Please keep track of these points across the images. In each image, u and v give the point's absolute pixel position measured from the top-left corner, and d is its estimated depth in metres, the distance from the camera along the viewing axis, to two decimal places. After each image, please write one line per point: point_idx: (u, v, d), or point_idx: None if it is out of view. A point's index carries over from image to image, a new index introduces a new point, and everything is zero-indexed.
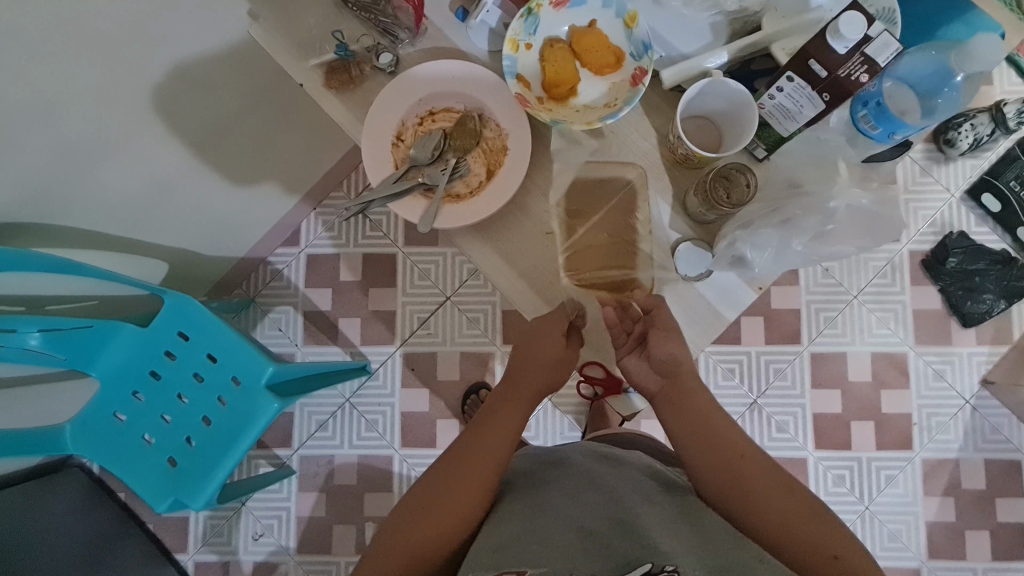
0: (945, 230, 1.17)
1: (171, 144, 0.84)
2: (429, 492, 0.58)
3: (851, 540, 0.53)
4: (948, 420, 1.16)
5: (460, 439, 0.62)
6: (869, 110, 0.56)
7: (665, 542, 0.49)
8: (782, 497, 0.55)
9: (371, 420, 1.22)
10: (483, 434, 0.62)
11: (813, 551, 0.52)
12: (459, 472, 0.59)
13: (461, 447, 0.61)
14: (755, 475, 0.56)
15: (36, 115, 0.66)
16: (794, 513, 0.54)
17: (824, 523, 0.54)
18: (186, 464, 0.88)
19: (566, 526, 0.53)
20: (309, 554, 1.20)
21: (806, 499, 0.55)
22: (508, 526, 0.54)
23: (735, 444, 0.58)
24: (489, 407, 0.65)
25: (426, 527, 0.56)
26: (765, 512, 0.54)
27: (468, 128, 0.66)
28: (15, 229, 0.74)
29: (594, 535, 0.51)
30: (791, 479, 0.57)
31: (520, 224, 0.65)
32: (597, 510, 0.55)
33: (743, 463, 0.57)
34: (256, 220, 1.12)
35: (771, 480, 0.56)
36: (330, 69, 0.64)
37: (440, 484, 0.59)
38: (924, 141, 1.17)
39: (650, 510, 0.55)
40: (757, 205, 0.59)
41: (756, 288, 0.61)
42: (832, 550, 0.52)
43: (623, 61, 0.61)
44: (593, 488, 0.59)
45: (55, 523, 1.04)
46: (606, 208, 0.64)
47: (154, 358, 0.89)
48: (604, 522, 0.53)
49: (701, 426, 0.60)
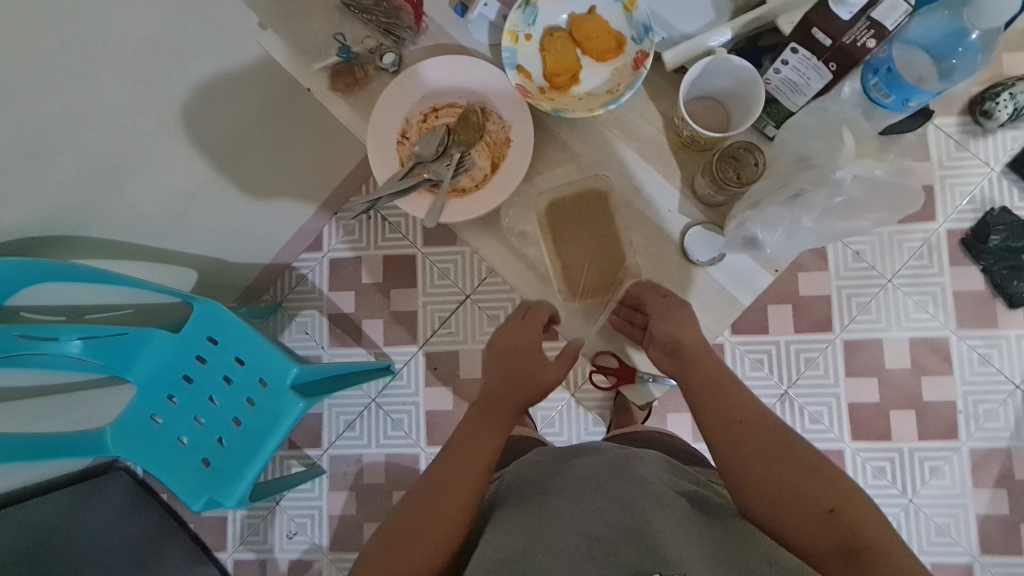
0: (986, 206, 1.11)
1: (193, 155, 0.86)
2: (399, 536, 0.54)
3: (850, 493, 0.50)
4: (997, 408, 1.10)
5: (428, 476, 0.59)
6: (880, 77, 0.54)
7: (673, 549, 0.48)
8: (778, 457, 0.53)
9: (397, 419, 1.23)
10: (456, 468, 0.59)
11: (809, 506, 0.50)
12: (434, 510, 0.56)
13: (432, 484, 0.58)
14: (749, 436, 0.55)
15: (61, 134, 0.69)
16: (790, 471, 0.52)
17: (822, 477, 0.51)
18: (219, 463, 0.92)
19: (572, 533, 0.51)
20: (341, 552, 1.22)
21: (805, 456, 0.53)
22: (516, 536, 0.53)
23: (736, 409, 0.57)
24: (456, 438, 0.62)
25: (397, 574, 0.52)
26: (758, 470, 0.53)
27: (471, 122, 0.66)
28: (49, 242, 0.78)
29: (600, 542, 0.50)
30: (791, 436, 0.55)
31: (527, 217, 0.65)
32: (602, 516, 0.52)
33: (739, 423, 0.56)
34: (280, 227, 1.16)
35: (767, 438, 0.54)
36: (335, 72, 0.65)
37: (411, 527, 0.55)
38: (959, 113, 1.11)
39: (659, 513, 0.52)
40: (766, 183, 0.57)
41: (772, 270, 0.60)
42: (827, 503, 0.50)
43: (625, 46, 0.61)
44: (600, 491, 0.56)
45: (103, 524, 1.09)
46: (585, 219, 0.65)
47: (186, 362, 0.92)
48: (612, 530, 0.51)
49: (706, 390, 0.60)
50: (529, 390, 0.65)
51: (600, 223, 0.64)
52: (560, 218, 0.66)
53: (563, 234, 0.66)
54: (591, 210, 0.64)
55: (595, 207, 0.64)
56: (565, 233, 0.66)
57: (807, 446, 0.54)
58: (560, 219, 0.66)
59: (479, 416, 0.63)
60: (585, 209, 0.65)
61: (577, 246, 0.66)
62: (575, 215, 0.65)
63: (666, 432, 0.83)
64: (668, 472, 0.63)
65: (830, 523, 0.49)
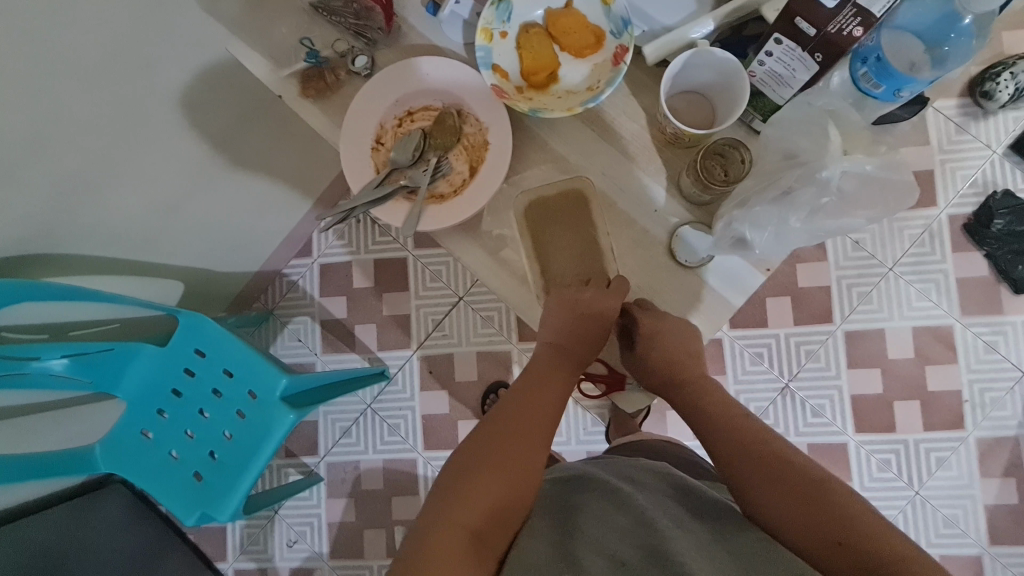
0: (988, 189, 1.08)
1: (170, 165, 0.84)
2: (484, 462, 0.54)
3: (860, 516, 0.47)
4: (1004, 396, 1.08)
5: (494, 418, 0.59)
6: (869, 66, 0.51)
7: (699, 568, 0.45)
8: (784, 481, 0.51)
9: (393, 424, 1.22)
10: (528, 404, 0.61)
11: (815, 541, 0.48)
12: (509, 448, 0.56)
13: (507, 418, 0.59)
14: (744, 467, 0.54)
15: (32, 152, 0.67)
16: (792, 499, 0.50)
17: (824, 507, 0.49)
18: (212, 478, 0.91)
19: (594, 552, 0.48)
20: (342, 559, 1.21)
21: (804, 481, 0.51)
22: (542, 547, 0.51)
23: (748, 431, 0.57)
24: (524, 381, 0.64)
25: (487, 499, 0.51)
26: (760, 505, 0.51)
27: (447, 124, 0.64)
28: (27, 262, 0.76)
29: (626, 566, 0.46)
30: (789, 460, 0.53)
31: (507, 223, 0.63)
32: (626, 537, 0.50)
33: (737, 454, 0.55)
34: (267, 233, 1.14)
35: (763, 467, 0.53)
36: (305, 77, 0.63)
37: (492, 454, 0.55)
38: (958, 95, 1.08)
39: (683, 535, 0.50)
40: (752, 181, 0.54)
41: (764, 270, 0.59)
42: (835, 535, 0.47)
43: (604, 40, 0.58)
44: (620, 509, 0.54)
45: (102, 539, 1.08)
46: (563, 220, 0.61)
47: (173, 376, 0.90)
48: (638, 552, 0.48)
49: (710, 415, 0.60)
50: (590, 353, 0.66)
51: (579, 222, 0.61)
52: (539, 220, 0.63)
53: (541, 237, 0.63)
54: (571, 210, 0.61)
55: (576, 208, 0.61)
56: (547, 236, 0.63)
57: (807, 466, 0.52)
58: (540, 224, 0.63)
59: (548, 367, 0.64)
60: (565, 212, 0.61)
61: (555, 246, 0.64)
62: (555, 217, 0.62)
63: (676, 443, 0.80)
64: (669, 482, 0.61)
65: (841, 558, 0.46)
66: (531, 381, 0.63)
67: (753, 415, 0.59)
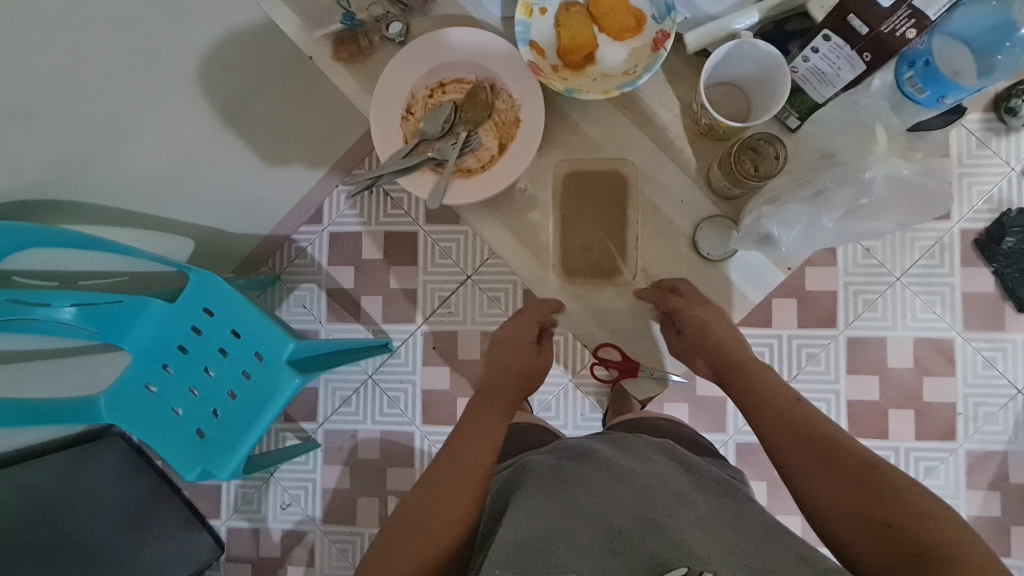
0: (1003, 207, 1.08)
1: (189, 120, 0.83)
2: (432, 488, 0.57)
3: (915, 501, 0.46)
4: (998, 411, 1.09)
5: (452, 442, 0.62)
6: (916, 70, 0.55)
7: (700, 545, 0.45)
8: (834, 467, 0.51)
9: (393, 396, 1.23)
10: (476, 424, 0.64)
11: (862, 521, 0.47)
12: (453, 472, 0.58)
13: (456, 441, 0.62)
14: (795, 448, 0.54)
15: (54, 95, 0.65)
16: (840, 485, 0.50)
17: (876, 491, 0.48)
18: (213, 436, 0.91)
19: (593, 526, 0.50)
20: (334, 524, 1.23)
21: (856, 462, 0.50)
22: (536, 517, 0.52)
23: (802, 417, 0.56)
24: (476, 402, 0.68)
25: (432, 531, 0.54)
26: (809, 483, 0.51)
27: (479, 99, 0.65)
28: (41, 207, 0.75)
29: (623, 535, 0.48)
30: (841, 441, 0.52)
31: (529, 213, 0.66)
32: (626, 508, 0.51)
33: (789, 436, 0.55)
34: (281, 197, 1.13)
35: (813, 451, 0.53)
36: (339, 40, 0.62)
37: (441, 479, 0.57)
38: (983, 109, 1.07)
39: (682, 507, 0.51)
40: (785, 179, 0.58)
41: (785, 268, 0.63)
42: (883, 517, 0.46)
43: (644, 25, 0.58)
44: (621, 483, 0.55)
45: (99, 489, 1.09)
46: (598, 196, 0.67)
47: (181, 333, 0.90)
48: (634, 520, 0.49)
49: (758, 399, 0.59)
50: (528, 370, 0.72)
51: (611, 205, 0.67)
52: (575, 194, 0.69)
53: (574, 216, 0.70)
54: (607, 187, 0.66)
55: (614, 189, 0.66)
56: (573, 210, 0.70)
57: (861, 449, 0.51)
58: (571, 191, 0.68)
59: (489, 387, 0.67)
60: (603, 184, 0.66)
61: (584, 228, 0.70)
62: (594, 189, 0.67)
63: (676, 420, 0.80)
64: (673, 457, 0.62)
65: (888, 539, 0.46)
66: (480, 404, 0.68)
67: (804, 398, 0.58)
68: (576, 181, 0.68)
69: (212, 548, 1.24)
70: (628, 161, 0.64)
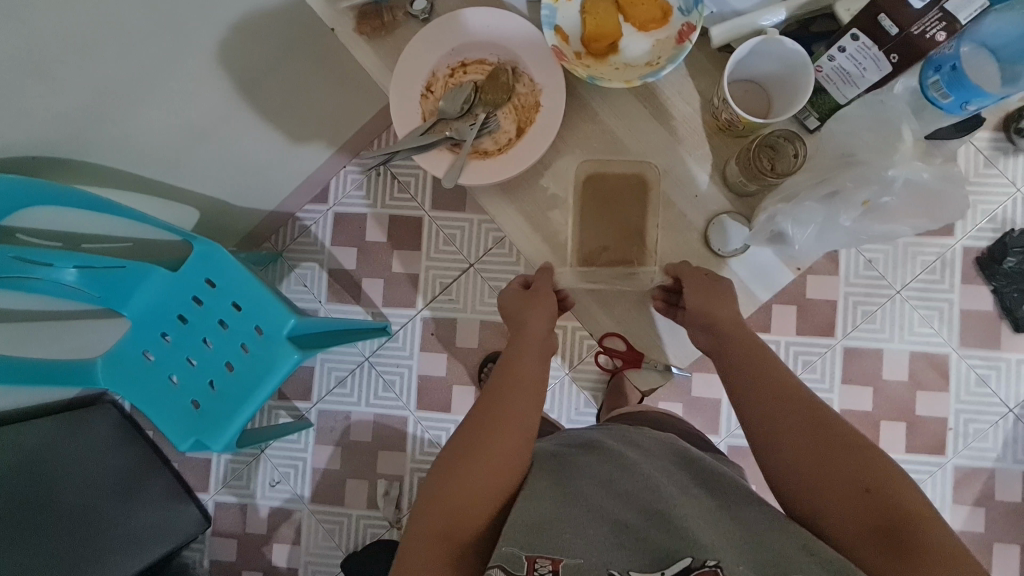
0: (1006, 227, 1.09)
1: (208, 89, 0.82)
2: (454, 459, 0.55)
3: (886, 471, 0.49)
4: (987, 428, 1.10)
5: (476, 416, 0.59)
6: (942, 74, 0.59)
7: (705, 536, 0.46)
8: (818, 432, 0.53)
9: (389, 380, 1.23)
10: (501, 396, 0.61)
11: (843, 484, 0.49)
12: (480, 446, 0.56)
13: (481, 412, 0.59)
14: (781, 411, 0.55)
15: (78, 54, 0.65)
16: (821, 451, 0.52)
17: (856, 457, 0.51)
18: (208, 407, 0.90)
19: (598, 518, 0.50)
20: (323, 504, 1.23)
21: (838, 432, 0.53)
22: (540, 501, 0.52)
23: (786, 383, 0.57)
24: (502, 368, 0.65)
25: (458, 500, 0.52)
26: (791, 448, 0.53)
27: (500, 81, 0.68)
28: (50, 163, 0.74)
29: (629, 529, 0.48)
30: (822, 410, 0.54)
31: (550, 213, 0.73)
32: (631, 500, 0.51)
33: (775, 399, 0.56)
34: (288, 172, 1.12)
35: (799, 415, 0.55)
36: (363, 14, 0.64)
37: (467, 452, 0.56)
38: (993, 128, 1.07)
39: (686, 501, 0.51)
40: (805, 175, 0.63)
41: (792, 267, 0.70)
42: (863, 482, 0.49)
43: (670, 17, 0.59)
44: (625, 473, 0.55)
45: (89, 455, 1.08)
46: (615, 198, 0.71)
47: (182, 302, 0.90)
48: (640, 515, 0.50)
49: (741, 369, 0.60)
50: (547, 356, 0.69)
51: (629, 206, 0.71)
52: (594, 193, 0.72)
53: (591, 211, 0.73)
54: (626, 189, 0.71)
55: (634, 191, 0.70)
56: (592, 212, 0.73)
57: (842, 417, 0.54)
58: (590, 192, 0.72)
59: (513, 367, 0.64)
60: (621, 187, 0.70)
61: (600, 226, 0.73)
62: (613, 192, 0.71)
63: (670, 413, 0.81)
64: (671, 450, 0.62)
65: (866, 503, 0.48)
66: (506, 371, 0.64)
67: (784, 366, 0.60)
68: (594, 181, 0.71)
69: (199, 520, 1.24)
70: (648, 163, 0.69)
